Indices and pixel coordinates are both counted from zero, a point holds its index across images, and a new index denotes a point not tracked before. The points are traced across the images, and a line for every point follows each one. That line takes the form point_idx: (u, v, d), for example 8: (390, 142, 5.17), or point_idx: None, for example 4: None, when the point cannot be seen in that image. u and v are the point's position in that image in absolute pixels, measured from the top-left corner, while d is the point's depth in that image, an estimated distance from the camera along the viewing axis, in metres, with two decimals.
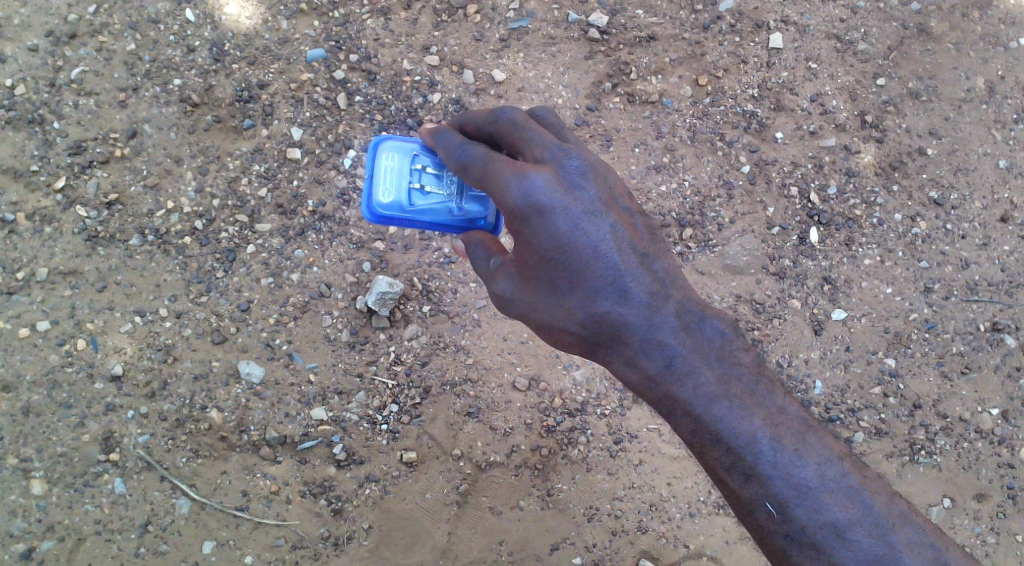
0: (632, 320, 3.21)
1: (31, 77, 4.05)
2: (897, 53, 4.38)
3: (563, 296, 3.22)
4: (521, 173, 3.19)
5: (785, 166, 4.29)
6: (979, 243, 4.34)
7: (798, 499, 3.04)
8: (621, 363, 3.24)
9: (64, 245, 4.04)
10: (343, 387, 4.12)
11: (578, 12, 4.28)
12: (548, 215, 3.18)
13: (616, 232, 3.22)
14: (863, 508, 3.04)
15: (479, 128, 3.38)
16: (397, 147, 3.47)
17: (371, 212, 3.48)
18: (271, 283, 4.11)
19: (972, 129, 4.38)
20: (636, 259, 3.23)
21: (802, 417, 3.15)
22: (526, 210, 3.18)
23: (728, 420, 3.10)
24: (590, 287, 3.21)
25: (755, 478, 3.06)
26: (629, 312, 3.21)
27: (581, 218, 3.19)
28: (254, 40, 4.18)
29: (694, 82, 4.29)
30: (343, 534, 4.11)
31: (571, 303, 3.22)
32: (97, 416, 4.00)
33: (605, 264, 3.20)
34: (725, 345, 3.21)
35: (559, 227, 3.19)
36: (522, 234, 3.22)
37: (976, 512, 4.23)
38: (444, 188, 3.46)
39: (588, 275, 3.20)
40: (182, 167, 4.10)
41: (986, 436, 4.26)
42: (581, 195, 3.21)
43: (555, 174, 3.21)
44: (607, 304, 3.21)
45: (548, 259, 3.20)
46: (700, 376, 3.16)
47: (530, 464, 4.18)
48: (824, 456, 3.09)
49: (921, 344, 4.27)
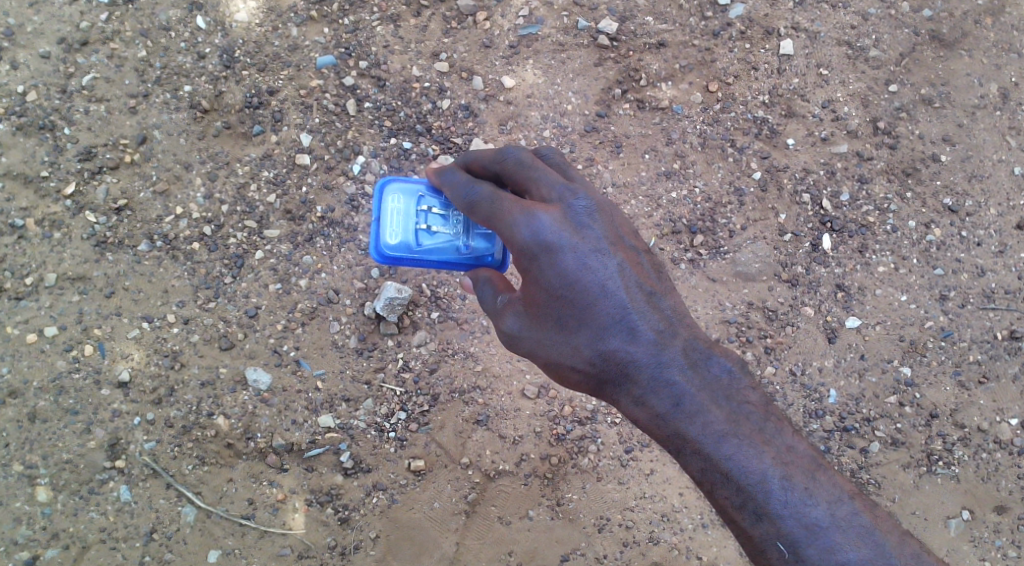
0: (640, 358, 3.15)
1: (43, 84, 4.07)
2: (909, 60, 4.35)
3: (571, 333, 3.16)
4: (529, 212, 3.16)
5: (797, 173, 4.25)
6: (995, 250, 4.29)
7: (809, 539, 2.97)
8: (629, 402, 3.16)
9: (73, 251, 4.03)
10: (351, 394, 4.08)
11: (588, 19, 4.28)
12: (556, 254, 3.14)
13: (623, 269, 3.18)
14: (876, 548, 2.97)
15: (485, 168, 3.34)
16: (402, 189, 3.44)
17: (378, 253, 3.45)
18: (280, 289, 4.09)
19: (986, 135, 4.34)
20: (643, 296, 3.19)
21: (812, 455, 3.09)
22: (534, 248, 3.14)
23: (737, 458, 3.03)
24: (598, 324, 3.15)
25: (766, 517, 2.99)
26: (637, 351, 3.15)
27: (589, 258, 3.16)
28: (264, 47, 4.20)
29: (705, 89, 4.28)
30: (350, 543, 4.04)
31: (579, 341, 3.16)
32: (103, 423, 3.97)
33: (612, 302, 3.15)
34: (733, 382, 3.15)
35: (567, 266, 3.15)
36: (529, 272, 3.17)
37: (996, 524, 4.14)
38: (451, 227, 3.42)
39: (595, 313, 3.15)
40: (191, 173, 4.10)
41: (1005, 446, 4.17)
42: (589, 233, 3.17)
43: (562, 213, 3.18)
44: (615, 342, 3.15)
45: (556, 296, 3.15)
46: (709, 415, 3.09)
47: (539, 473, 4.13)
48: (835, 494, 3.03)
49: (937, 352, 4.20)
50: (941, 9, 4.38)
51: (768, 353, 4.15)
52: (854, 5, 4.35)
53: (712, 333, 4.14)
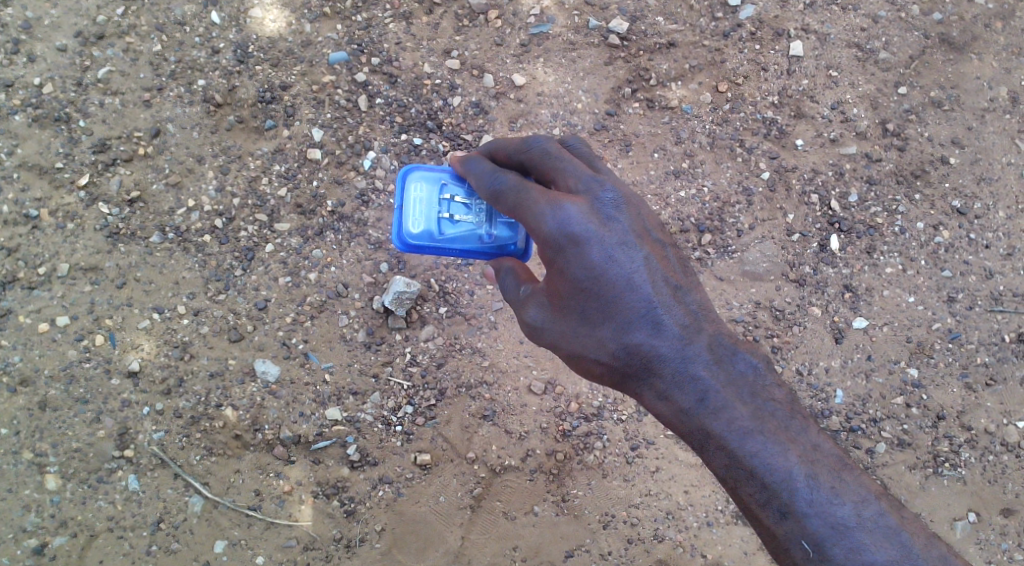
0: (665, 353, 3.15)
1: (59, 77, 4.12)
2: (919, 62, 4.35)
3: (595, 326, 3.17)
4: (555, 203, 3.16)
5: (806, 173, 4.26)
6: (1003, 253, 4.28)
7: (835, 539, 2.95)
8: (652, 397, 3.16)
9: (86, 242, 4.07)
10: (359, 387, 4.10)
11: (599, 19, 4.31)
12: (582, 246, 3.14)
13: (649, 262, 3.18)
14: (903, 550, 2.95)
15: (511, 156, 3.34)
16: (425, 177, 3.46)
17: (401, 241, 3.49)
18: (289, 282, 4.12)
19: (995, 138, 4.34)
20: (669, 290, 3.19)
21: (838, 454, 3.08)
22: (558, 239, 3.15)
23: (762, 455, 3.02)
24: (622, 318, 3.16)
25: (790, 515, 2.98)
26: (662, 345, 3.15)
27: (614, 251, 3.16)
28: (278, 42, 4.24)
29: (715, 89, 4.30)
30: (356, 536, 4.06)
31: (603, 333, 3.17)
32: (113, 412, 4.01)
33: (638, 296, 3.16)
34: (759, 379, 3.14)
35: (593, 258, 3.15)
36: (555, 264, 3.18)
37: (1002, 527, 4.13)
38: (473, 215, 3.45)
39: (620, 306, 3.16)
40: (204, 166, 4.15)
41: (1012, 449, 4.17)
42: (615, 226, 3.18)
43: (590, 204, 3.18)
44: (640, 336, 3.16)
45: (581, 288, 3.16)
46: (733, 411, 3.08)
47: (545, 469, 4.14)
48: (861, 494, 3.01)
49: (944, 354, 4.20)
50: (952, 12, 4.39)
51: (774, 352, 4.16)
52: (864, 7, 4.36)
53: None
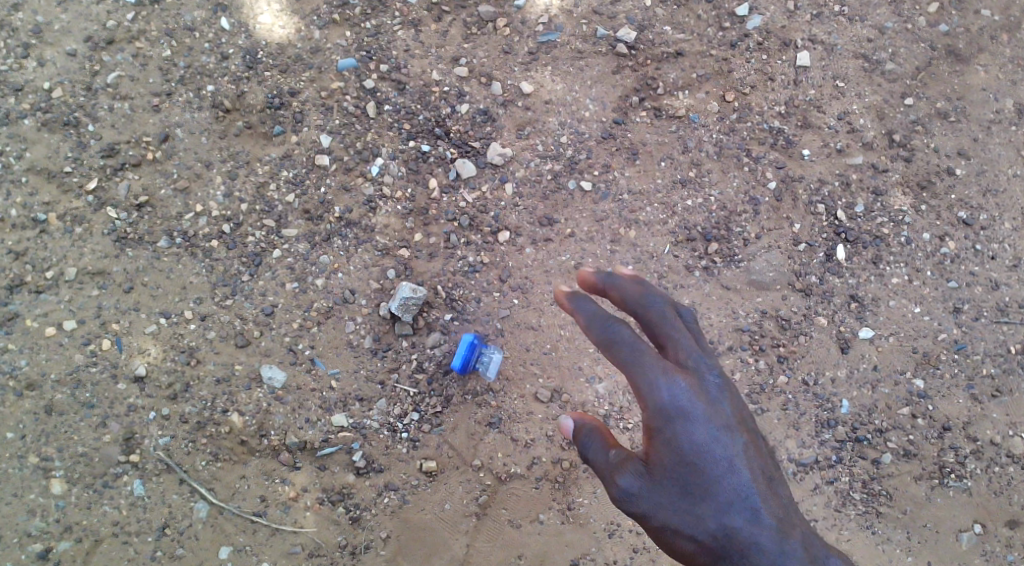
0: (766, 543, 2.97)
1: (69, 81, 4.13)
2: (925, 74, 4.36)
3: (697, 503, 3.03)
4: (668, 376, 3.08)
5: (812, 183, 4.27)
6: (1009, 264, 4.29)
7: None
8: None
9: (94, 246, 4.08)
10: (365, 393, 4.10)
11: (607, 28, 4.32)
12: (689, 422, 3.06)
13: (750, 453, 3.08)
14: None
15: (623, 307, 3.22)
16: None
17: None
18: (296, 288, 4.13)
19: (1000, 150, 4.34)
20: (766, 482, 3.05)
21: None
22: (668, 412, 3.07)
23: None
24: (724, 500, 3.02)
25: None
26: (763, 535, 2.98)
27: (719, 434, 3.07)
28: (287, 49, 4.25)
29: (722, 98, 4.31)
30: (361, 543, 4.06)
31: (705, 513, 3.02)
32: (119, 417, 4.01)
33: (741, 482, 3.03)
34: None
35: (698, 438, 3.06)
36: (660, 433, 3.07)
37: (1008, 538, 4.14)
38: None
39: (720, 491, 3.03)
40: (212, 171, 4.15)
41: (1017, 460, 4.17)
42: (722, 410, 3.09)
43: (699, 384, 3.10)
44: (739, 522, 3.00)
45: (686, 462, 3.05)
46: None
47: (551, 477, 4.13)
48: None
49: (950, 365, 4.21)
50: (958, 24, 4.39)
51: (781, 362, 4.18)
52: (871, 18, 4.37)
53: (724, 341, 4.18)
